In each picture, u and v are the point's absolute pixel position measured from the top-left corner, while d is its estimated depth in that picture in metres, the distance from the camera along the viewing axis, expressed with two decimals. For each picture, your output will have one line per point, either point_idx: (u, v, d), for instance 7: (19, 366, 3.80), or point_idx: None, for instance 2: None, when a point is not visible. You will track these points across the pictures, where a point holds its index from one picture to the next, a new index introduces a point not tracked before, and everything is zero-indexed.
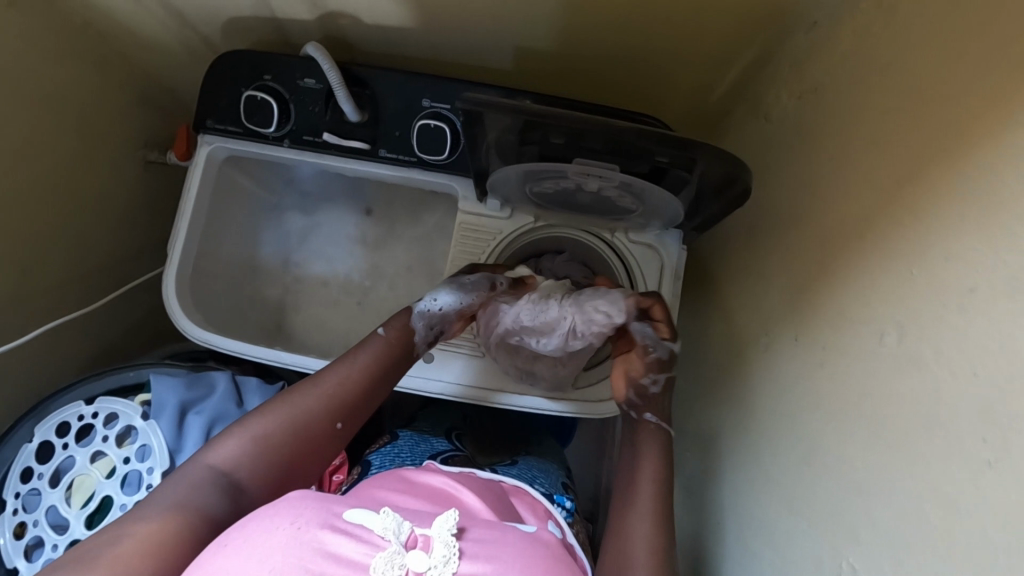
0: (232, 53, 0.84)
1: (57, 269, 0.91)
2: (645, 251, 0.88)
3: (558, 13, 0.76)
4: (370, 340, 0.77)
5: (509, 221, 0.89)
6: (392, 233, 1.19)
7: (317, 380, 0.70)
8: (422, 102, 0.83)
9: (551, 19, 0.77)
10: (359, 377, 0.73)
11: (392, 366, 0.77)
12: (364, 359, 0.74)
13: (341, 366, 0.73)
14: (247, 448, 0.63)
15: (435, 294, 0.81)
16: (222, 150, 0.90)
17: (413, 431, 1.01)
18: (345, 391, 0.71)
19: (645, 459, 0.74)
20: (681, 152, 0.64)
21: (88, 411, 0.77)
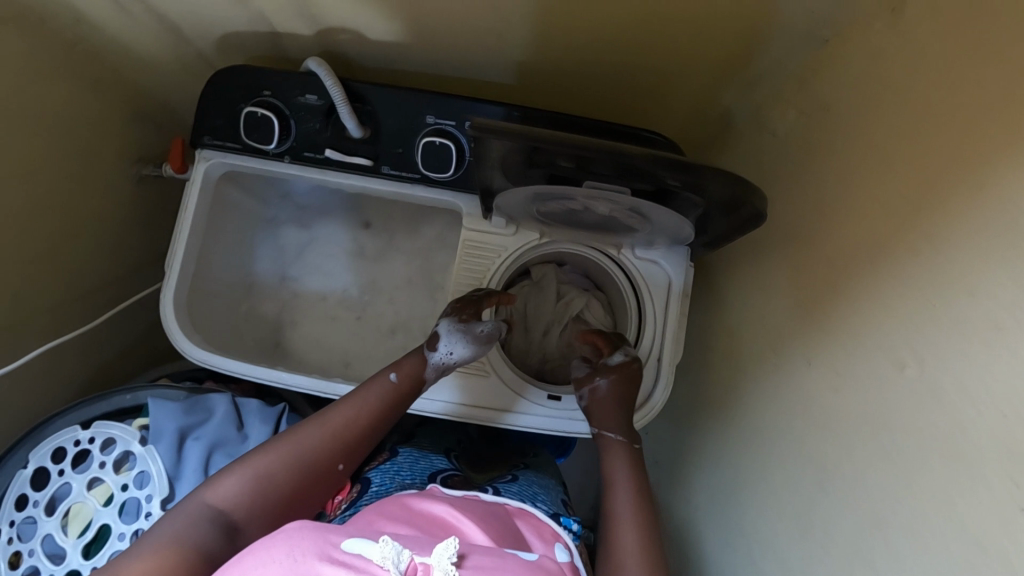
0: (230, 69, 0.82)
1: (51, 289, 0.89)
2: (650, 268, 0.88)
3: (561, 30, 0.75)
4: (379, 382, 0.77)
5: (512, 237, 0.88)
6: (390, 247, 1.18)
7: (322, 419, 0.70)
8: (425, 118, 0.81)
9: (553, 36, 0.77)
10: (364, 416, 0.73)
11: (396, 404, 0.77)
12: (368, 399, 0.75)
13: (344, 407, 0.73)
14: (246, 487, 0.62)
15: (450, 347, 0.83)
16: (222, 166, 0.89)
17: (414, 446, 1.00)
18: (349, 429, 0.71)
19: (619, 464, 0.78)
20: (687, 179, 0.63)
21: (84, 436, 0.75)
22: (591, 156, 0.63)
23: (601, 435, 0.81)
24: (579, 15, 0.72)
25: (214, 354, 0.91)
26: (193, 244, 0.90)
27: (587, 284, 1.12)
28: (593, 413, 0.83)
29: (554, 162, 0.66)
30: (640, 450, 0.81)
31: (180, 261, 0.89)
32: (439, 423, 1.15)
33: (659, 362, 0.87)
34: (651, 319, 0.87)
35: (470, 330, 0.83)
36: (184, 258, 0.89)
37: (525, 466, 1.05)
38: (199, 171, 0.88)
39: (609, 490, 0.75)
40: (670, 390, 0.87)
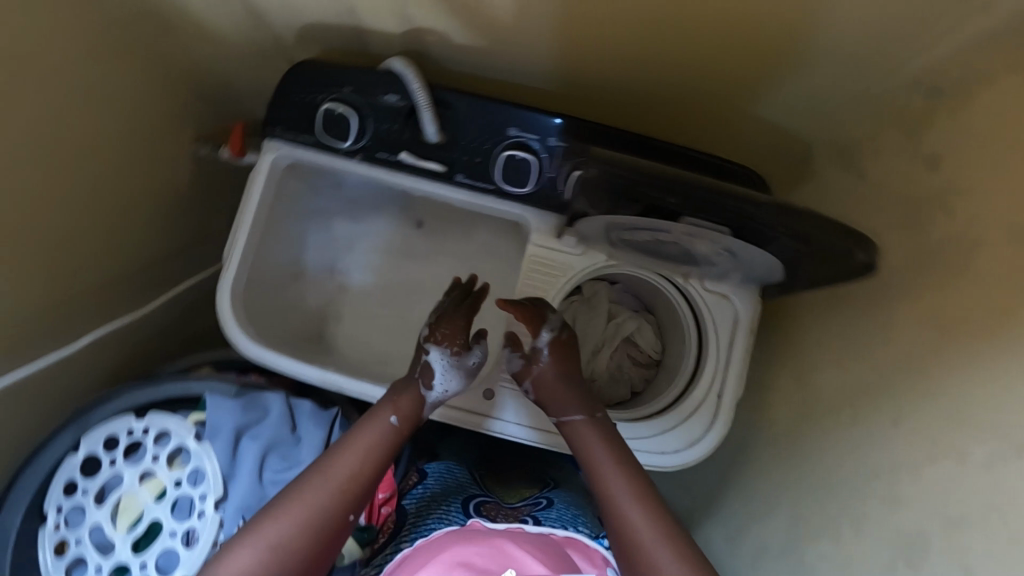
0: (309, 63, 0.80)
1: (101, 268, 0.87)
2: (718, 301, 0.85)
3: (657, 54, 0.73)
4: (377, 424, 0.76)
5: (581, 257, 0.85)
6: (438, 250, 1.16)
7: (320, 473, 0.69)
8: (508, 130, 0.78)
9: (647, 60, 0.75)
10: (365, 460, 0.72)
11: (395, 445, 0.76)
12: (366, 443, 0.74)
13: (342, 457, 0.71)
14: (260, 560, 0.62)
15: (446, 383, 0.80)
16: (288, 158, 0.87)
17: (442, 464, 0.99)
18: (354, 479, 0.70)
19: (597, 445, 0.78)
20: (788, 231, 0.60)
21: (138, 427, 0.73)
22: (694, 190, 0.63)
23: (565, 421, 0.81)
24: (684, 40, 0.70)
25: (266, 349, 0.88)
26: (253, 235, 0.88)
27: (637, 305, 1.11)
28: (546, 399, 0.82)
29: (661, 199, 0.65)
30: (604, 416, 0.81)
31: (240, 252, 0.87)
32: (473, 434, 1.13)
33: (720, 401, 0.84)
34: (714, 354, 0.85)
35: (464, 361, 0.82)
36: (244, 248, 0.87)
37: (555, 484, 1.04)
38: (267, 161, 0.86)
39: (596, 473, 0.75)
40: (721, 437, 0.84)
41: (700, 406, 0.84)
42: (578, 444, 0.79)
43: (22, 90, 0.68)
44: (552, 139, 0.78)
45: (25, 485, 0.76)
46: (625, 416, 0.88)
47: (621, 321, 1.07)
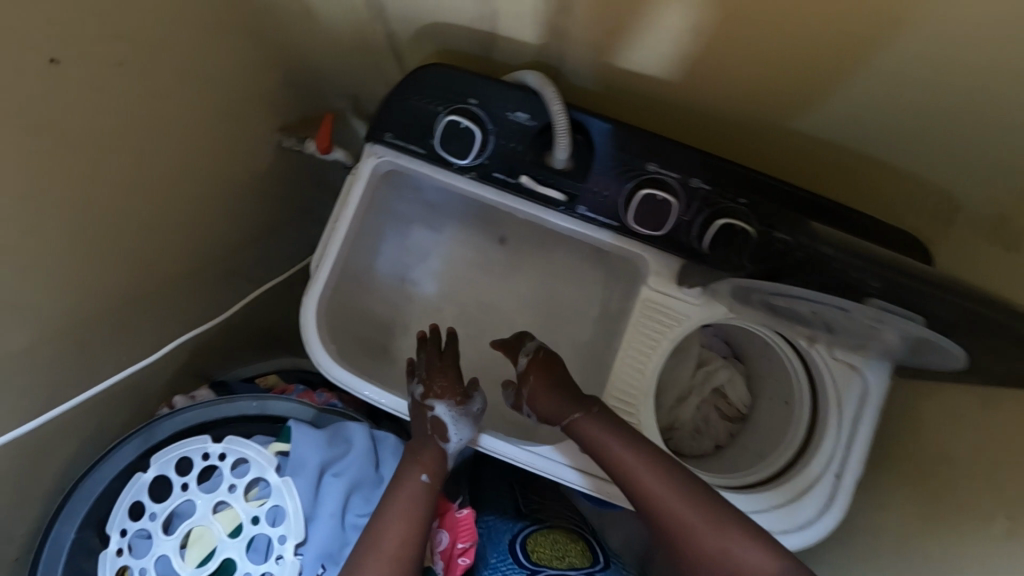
0: (430, 68, 0.72)
1: (173, 260, 0.80)
2: (844, 373, 0.78)
3: (825, 103, 0.65)
4: (413, 488, 0.68)
5: (700, 308, 0.78)
6: (517, 269, 1.09)
7: (371, 551, 0.62)
8: (646, 164, 0.70)
9: (811, 107, 0.67)
10: (409, 523, 0.65)
11: (433, 502, 0.69)
12: (405, 504, 0.67)
13: (387, 526, 0.64)
14: None
15: (460, 433, 0.74)
16: (389, 165, 0.80)
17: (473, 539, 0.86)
18: (407, 547, 0.64)
19: (603, 438, 0.73)
20: (977, 325, 0.50)
21: (214, 451, 0.67)
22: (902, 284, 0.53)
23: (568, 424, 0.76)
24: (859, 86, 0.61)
25: (357, 376, 0.79)
26: (345, 245, 0.81)
27: (726, 352, 1.04)
28: (543, 411, 0.80)
29: (861, 282, 0.55)
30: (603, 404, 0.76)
31: (331, 264, 0.79)
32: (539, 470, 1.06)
33: (838, 479, 0.77)
34: (833, 427, 0.78)
35: (472, 414, 0.76)
36: (335, 260, 0.80)
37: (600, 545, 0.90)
38: (367, 166, 0.79)
39: (615, 469, 0.71)
40: (841, 516, 0.77)
41: (815, 484, 0.78)
42: (590, 444, 0.73)
43: (125, 71, 0.61)
44: (695, 179, 0.70)
45: (83, 495, 0.70)
46: (726, 484, 0.83)
47: (709, 369, 1.00)
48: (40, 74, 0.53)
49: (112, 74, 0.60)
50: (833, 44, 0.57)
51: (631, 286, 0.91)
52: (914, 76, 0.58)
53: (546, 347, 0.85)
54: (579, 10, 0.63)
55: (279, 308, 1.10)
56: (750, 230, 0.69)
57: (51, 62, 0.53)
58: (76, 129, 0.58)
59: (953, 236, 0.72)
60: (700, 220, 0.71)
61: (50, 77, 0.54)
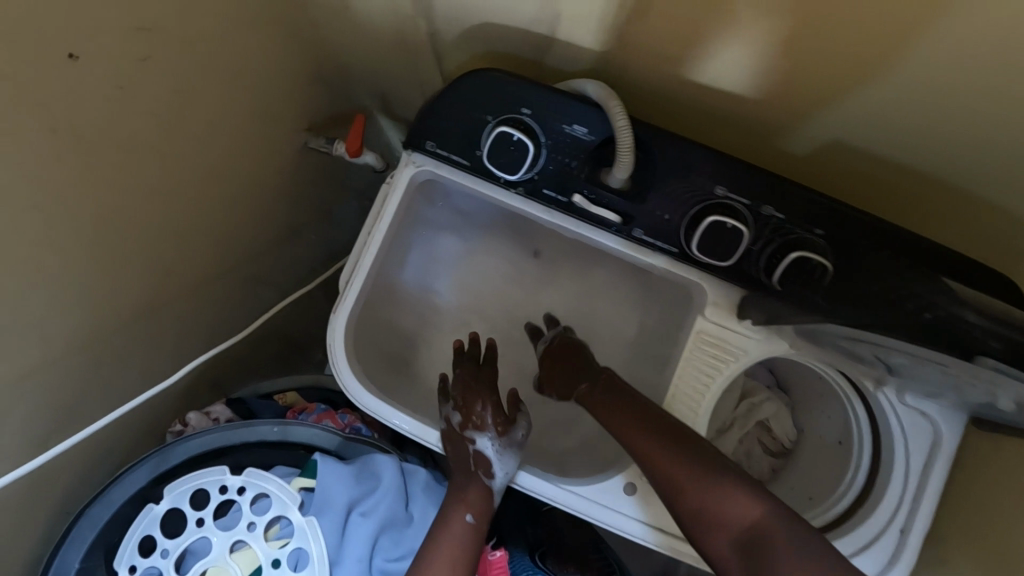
0: (482, 72, 0.65)
1: (190, 268, 0.74)
2: (913, 418, 0.72)
3: (912, 144, 0.58)
4: (459, 530, 0.63)
5: (759, 342, 0.71)
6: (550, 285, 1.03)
7: None
8: (714, 188, 0.64)
9: (894, 146, 0.60)
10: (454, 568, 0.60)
11: (478, 545, 0.64)
12: (448, 547, 0.62)
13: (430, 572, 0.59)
14: None
15: (505, 466, 0.70)
16: (427, 174, 0.74)
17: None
18: None
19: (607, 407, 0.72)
20: None
21: (233, 485, 0.62)
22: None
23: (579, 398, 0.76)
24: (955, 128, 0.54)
25: (383, 402, 0.73)
26: (376, 261, 0.75)
27: (770, 382, 0.98)
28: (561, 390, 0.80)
29: (980, 342, 0.51)
30: (610, 371, 0.77)
31: (362, 282, 0.74)
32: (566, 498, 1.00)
33: (902, 535, 0.71)
34: (897, 479, 0.72)
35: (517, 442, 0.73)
36: (366, 277, 0.74)
37: None
38: (404, 176, 0.73)
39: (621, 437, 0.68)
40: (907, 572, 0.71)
41: (878, 539, 0.71)
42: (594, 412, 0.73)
43: (150, 67, 0.55)
44: (766, 207, 0.63)
45: (92, 520, 0.65)
46: None
47: (753, 401, 0.94)
48: (58, 71, 0.47)
49: (136, 71, 0.54)
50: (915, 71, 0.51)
51: (675, 312, 0.85)
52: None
53: (562, 334, 0.87)
54: (651, 18, 0.57)
55: (298, 315, 1.04)
56: (826, 264, 0.62)
57: (70, 58, 0.47)
58: (95, 131, 0.53)
59: None
60: (769, 252, 0.65)
61: (68, 74, 0.48)
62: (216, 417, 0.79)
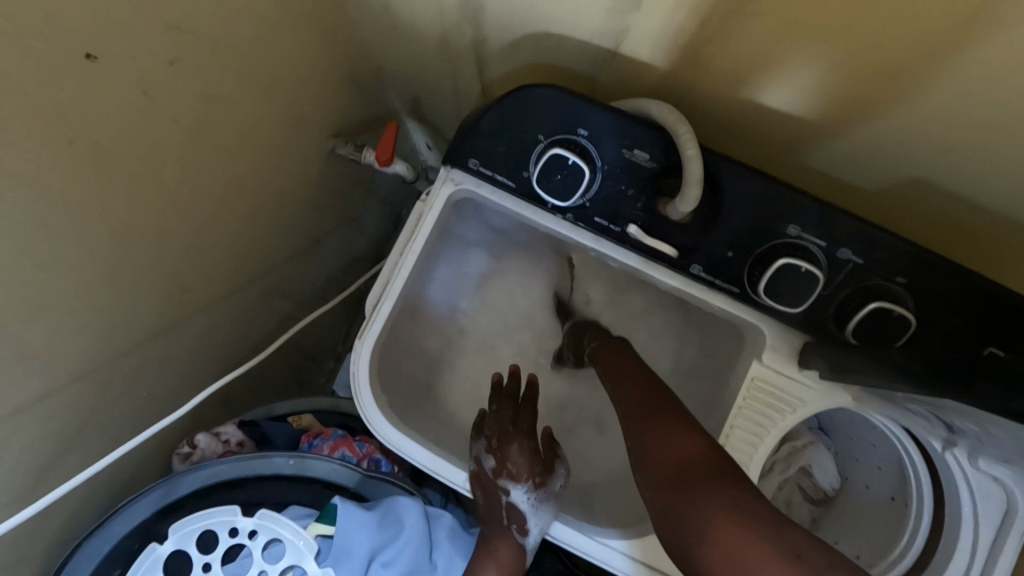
0: (534, 87, 0.58)
1: (208, 283, 0.69)
2: (983, 483, 0.66)
3: (1009, 202, 0.52)
4: None
5: (820, 394, 0.65)
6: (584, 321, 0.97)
7: None
8: (785, 226, 0.58)
9: (989, 199, 0.54)
10: None
11: None
12: None
13: None
14: None
15: (540, 522, 0.66)
16: (466, 193, 0.69)
17: None
18: None
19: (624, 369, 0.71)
20: None
21: (244, 527, 0.57)
22: None
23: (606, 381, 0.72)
24: None
25: (406, 437, 0.68)
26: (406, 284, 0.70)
27: (813, 424, 0.92)
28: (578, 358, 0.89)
29: None
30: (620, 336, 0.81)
31: (389, 308, 0.68)
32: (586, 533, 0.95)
33: None
34: (961, 551, 0.66)
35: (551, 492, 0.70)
36: (395, 302, 0.68)
37: None
38: (442, 194, 0.68)
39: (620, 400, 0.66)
40: None
41: None
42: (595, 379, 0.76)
43: (178, 69, 0.50)
44: (844, 251, 0.57)
45: (89, 554, 0.60)
46: None
47: (794, 445, 0.88)
48: (75, 75, 0.41)
49: (164, 75, 0.49)
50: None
51: (723, 351, 0.79)
52: None
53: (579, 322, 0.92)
54: (735, 40, 0.51)
55: (314, 326, 0.99)
56: (908, 317, 0.57)
57: (89, 60, 0.42)
58: (114, 140, 0.47)
59: None
60: (842, 297, 0.59)
61: (89, 80, 0.42)
62: (227, 439, 0.74)
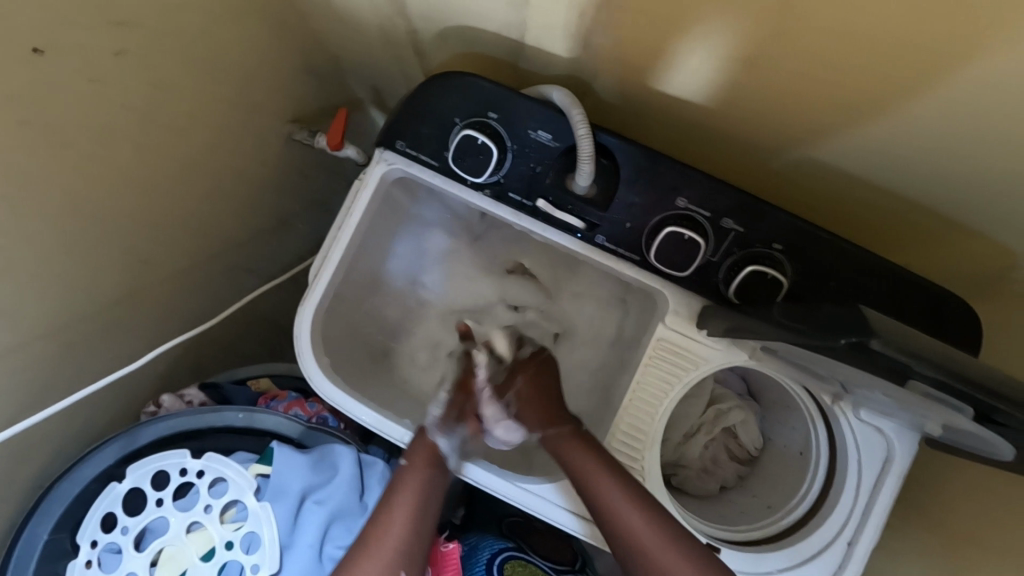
0: (456, 74, 0.65)
1: (172, 254, 0.76)
2: (869, 434, 0.73)
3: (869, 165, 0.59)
4: (408, 478, 0.69)
5: (720, 352, 0.72)
6: (556, 320, 0.97)
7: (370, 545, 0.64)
8: (676, 199, 0.65)
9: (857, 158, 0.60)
10: (407, 516, 0.67)
11: (429, 495, 0.70)
12: (400, 495, 0.68)
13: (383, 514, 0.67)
14: None
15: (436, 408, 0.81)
16: (399, 172, 0.75)
17: (476, 533, 0.94)
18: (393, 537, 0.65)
19: (574, 453, 0.70)
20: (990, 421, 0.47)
21: (193, 468, 0.66)
22: (918, 375, 0.46)
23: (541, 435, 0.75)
24: (912, 125, 0.55)
25: (344, 393, 0.74)
26: (347, 256, 0.77)
27: (742, 390, 0.98)
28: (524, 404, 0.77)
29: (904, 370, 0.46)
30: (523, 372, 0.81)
31: (330, 276, 0.75)
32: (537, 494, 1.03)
33: (850, 546, 0.72)
34: (849, 495, 0.73)
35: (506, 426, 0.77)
36: (336, 271, 0.75)
37: (582, 564, 0.99)
38: (376, 173, 0.74)
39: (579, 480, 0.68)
40: None
41: (825, 550, 0.73)
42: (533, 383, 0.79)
43: (124, 60, 0.57)
44: (727, 220, 0.65)
45: (60, 495, 0.67)
46: (721, 537, 0.78)
47: (719, 407, 0.93)
48: (26, 66, 0.48)
49: (111, 64, 0.56)
50: (889, 94, 0.53)
51: (643, 315, 0.84)
52: (968, 125, 0.52)
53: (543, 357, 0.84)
54: (619, 28, 0.57)
55: (280, 302, 1.06)
56: (781, 279, 0.65)
57: (35, 52, 0.48)
58: (66, 125, 0.54)
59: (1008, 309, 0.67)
60: (728, 265, 0.66)
61: (38, 68, 0.49)
62: (189, 401, 0.80)
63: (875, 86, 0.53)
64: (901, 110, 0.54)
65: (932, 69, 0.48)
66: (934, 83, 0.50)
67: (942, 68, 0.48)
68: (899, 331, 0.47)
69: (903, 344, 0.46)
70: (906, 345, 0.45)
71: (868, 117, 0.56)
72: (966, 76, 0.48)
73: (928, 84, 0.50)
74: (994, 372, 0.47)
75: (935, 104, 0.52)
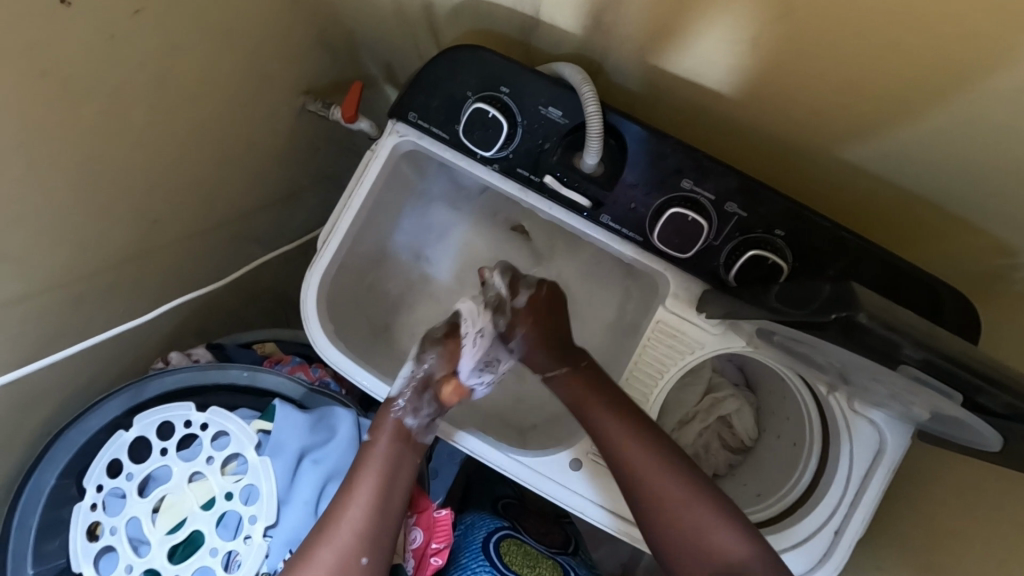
0: (471, 49, 0.67)
1: (182, 215, 0.78)
2: (859, 425, 0.74)
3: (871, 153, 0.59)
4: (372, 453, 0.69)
5: (717, 336, 0.73)
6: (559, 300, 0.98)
7: (334, 523, 0.66)
8: (680, 181, 0.66)
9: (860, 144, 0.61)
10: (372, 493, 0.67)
11: (395, 472, 0.70)
12: (364, 474, 0.68)
13: (347, 494, 0.67)
14: None
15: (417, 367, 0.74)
16: (409, 144, 0.76)
17: (471, 513, 0.95)
18: (359, 517, 0.66)
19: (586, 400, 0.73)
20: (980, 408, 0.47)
21: (197, 420, 0.69)
22: (908, 354, 0.46)
23: (549, 375, 0.79)
24: (912, 116, 0.56)
25: (347, 358, 0.76)
26: (355, 225, 0.78)
27: (738, 380, 0.98)
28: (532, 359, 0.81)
29: (896, 351, 0.47)
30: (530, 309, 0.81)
31: (337, 244, 0.76)
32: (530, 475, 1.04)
33: (836, 536, 0.73)
34: (838, 485, 0.74)
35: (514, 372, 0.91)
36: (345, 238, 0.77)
37: (573, 548, 1.00)
38: (388, 144, 0.75)
39: (588, 420, 0.72)
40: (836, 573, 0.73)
41: (811, 537, 0.74)
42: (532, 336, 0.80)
43: (144, 19, 0.58)
44: (730, 204, 0.66)
45: (68, 443, 0.69)
46: None
47: (714, 394, 0.94)
48: (51, 16, 0.50)
49: (131, 22, 0.57)
50: (894, 82, 0.53)
51: (644, 301, 0.85)
52: (972, 116, 0.53)
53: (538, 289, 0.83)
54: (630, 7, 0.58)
55: (286, 272, 1.08)
56: (781, 265, 0.66)
57: (60, 4, 0.50)
58: (87, 78, 0.56)
59: (1004, 305, 0.67)
60: (730, 249, 0.67)
61: (63, 20, 0.51)
62: (197, 358, 0.83)
63: (878, 74, 0.53)
64: (905, 99, 0.54)
65: (936, 57, 0.49)
66: (937, 72, 0.50)
67: (946, 56, 0.48)
68: (893, 311, 0.48)
69: (894, 323, 0.47)
70: (897, 324, 0.47)
71: (871, 105, 0.57)
72: (966, 62, 0.48)
73: (931, 72, 0.50)
74: (988, 355, 0.47)
75: (938, 95, 0.52)
